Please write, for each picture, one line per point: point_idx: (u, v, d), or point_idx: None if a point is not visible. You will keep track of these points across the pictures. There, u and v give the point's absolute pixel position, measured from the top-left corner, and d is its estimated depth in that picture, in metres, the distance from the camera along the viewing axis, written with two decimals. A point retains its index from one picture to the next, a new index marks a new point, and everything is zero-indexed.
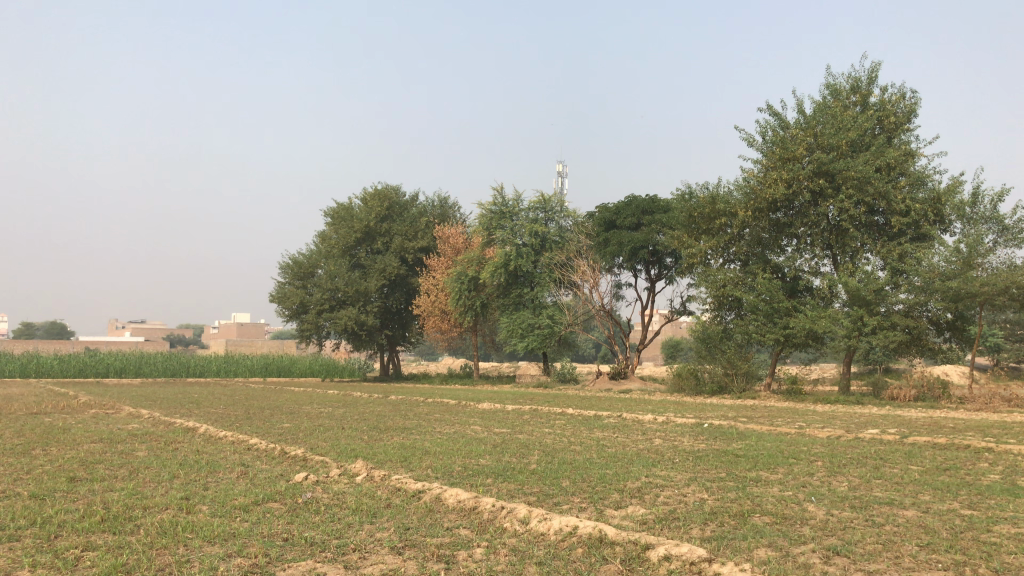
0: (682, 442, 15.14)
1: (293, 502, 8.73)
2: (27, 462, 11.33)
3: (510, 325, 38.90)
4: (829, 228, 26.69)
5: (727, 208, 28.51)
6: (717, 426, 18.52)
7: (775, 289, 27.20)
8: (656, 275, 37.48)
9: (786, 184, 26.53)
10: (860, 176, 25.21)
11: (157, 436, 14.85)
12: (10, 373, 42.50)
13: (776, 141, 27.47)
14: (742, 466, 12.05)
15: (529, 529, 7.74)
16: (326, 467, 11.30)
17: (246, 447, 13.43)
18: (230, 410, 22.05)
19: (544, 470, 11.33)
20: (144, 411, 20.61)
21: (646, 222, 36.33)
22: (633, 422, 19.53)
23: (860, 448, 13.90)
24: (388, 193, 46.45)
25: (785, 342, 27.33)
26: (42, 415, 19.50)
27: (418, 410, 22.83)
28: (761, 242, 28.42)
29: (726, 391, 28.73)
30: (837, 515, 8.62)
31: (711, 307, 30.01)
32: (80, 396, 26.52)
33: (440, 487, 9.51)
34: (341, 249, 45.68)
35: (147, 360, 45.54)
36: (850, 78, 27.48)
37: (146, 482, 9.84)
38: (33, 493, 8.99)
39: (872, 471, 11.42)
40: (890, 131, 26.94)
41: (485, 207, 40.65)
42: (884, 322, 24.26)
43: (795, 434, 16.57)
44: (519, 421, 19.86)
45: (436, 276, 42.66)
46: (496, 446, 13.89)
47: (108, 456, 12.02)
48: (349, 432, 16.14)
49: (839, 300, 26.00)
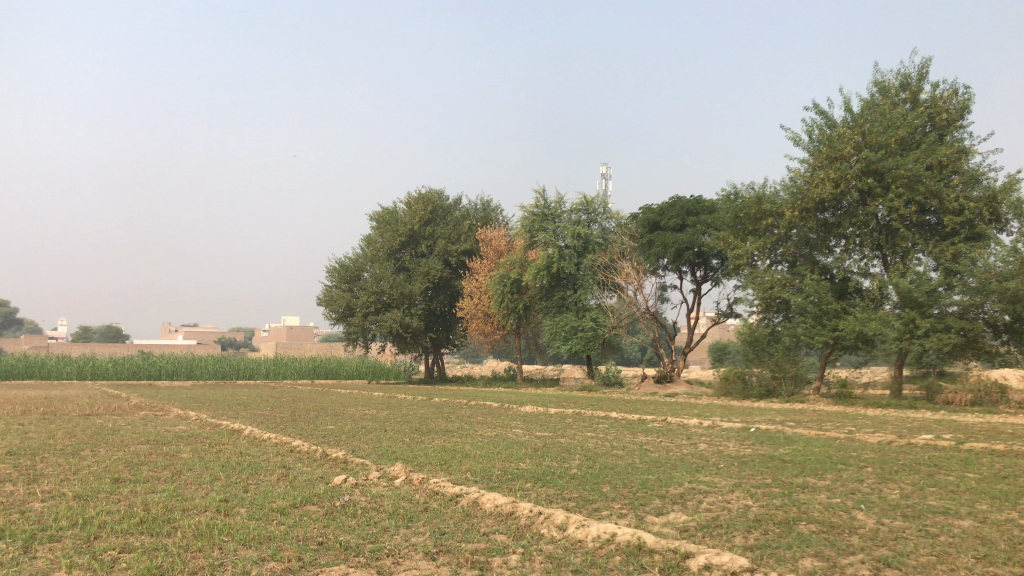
0: (728, 447, 14.84)
1: (330, 505, 8.71)
2: (75, 463, 11.51)
3: (554, 327, 38.72)
4: (878, 228, 26.09)
5: (773, 208, 28.08)
6: (765, 430, 18.16)
7: (824, 290, 26.62)
8: (702, 277, 36.98)
9: (834, 183, 26.02)
10: (910, 174, 24.51)
11: (202, 437, 15.01)
12: (67, 375, 43.54)
13: (823, 140, 26.93)
14: (789, 472, 11.76)
15: (566, 535, 7.60)
16: (366, 470, 11.30)
17: (288, 449, 13.49)
18: (276, 412, 22.22)
19: (584, 474, 11.17)
20: (192, 413, 20.90)
21: (691, 223, 35.85)
22: (678, 426, 19.25)
23: (913, 454, 13.47)
24: (432, 197, 46.68)
25: (835, 344, 26.73)
26: (93, 416, 19.91)
27: (461, 412, 22.78)
28: (809, 243, 27.93)
29: (774, 395, 28.39)
30: (888, 524, 8.33)
31: (758, 309, 29.43)
32: (132, 398, 27.04)
33: (478, 491, 9.41)
34: (385, 253, 45.99)
35: (197, 363, 46.33)
36: (900, 74, 26.81)
37: (187, 484, 9.90)
38: (77, 494, 9.11)
39: (926, 479, 11.04)
40: (942, 128, 26.20)
41: (527, 210, 40.50)
42: (937, 324, 23.61)
43: (845, 439, 16.17)
44: (562, 424, 19.70)
45: (480, 279, 42.64)
46: (537, 450, 13.77)
47: (153, 457, 12.17)
48: (391, 434, 16.16)
49: (890, 302, 25.35)
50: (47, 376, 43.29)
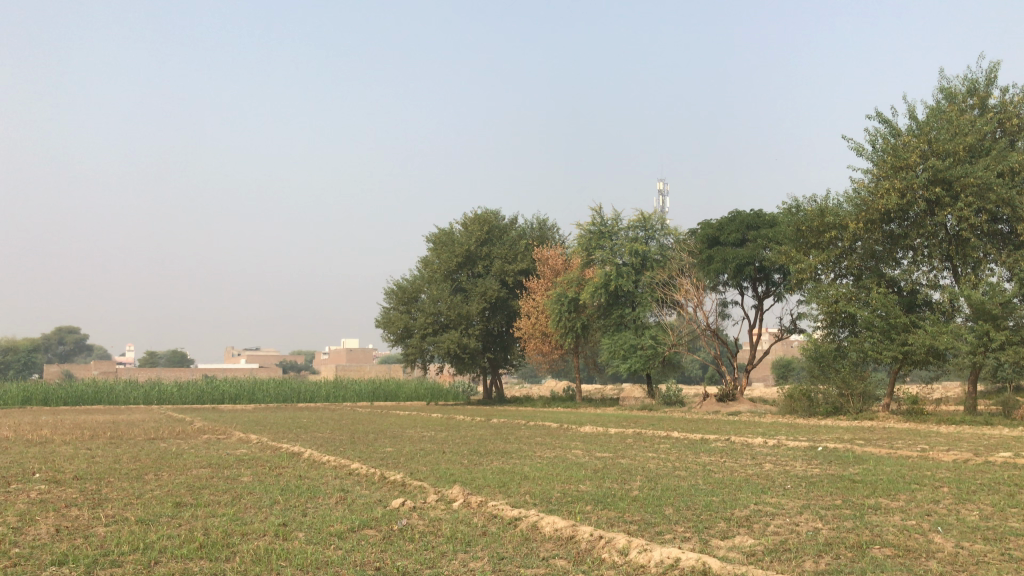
0: (794, 466, 14.41)
1: (388, 529, 8.63)
2: (139, 487, 11.68)
3: (613, 346, 38.30)
4: (948, 238, 25.24)
5: (837, 220, 27.41)
6: (832, 448, 17.60)
7: (891, 303, 25.85)
8: (764, 292, 36.24)
9: (900, 194, 25.30)
10: (980, 182, 23.70)
11: (262, 460, 15.16)
12: (134, 400, 44.48)
13: (887, 149, 26.23)
14: (859, 492, 11.32)
15: (628, 560, 7.38)
16: (424, 493, 11.22)
17: (347, 472, 13.50)
18: (335, 435, 22.33)
19: (646, 497, 10.89)
20: (253, 436, 21.13)
21: (751, 238, 35.20)
22: (742, 446, 18.77)
23: (991, 474, 12.87)
24: (488, 217, 46.82)
25: (904, 359, 25.87)
26: (158, 440, 20.26)
27: (519, 433, 22.60)
28: (874, 255, 27.16)
29: (841, 412, 27.66)
30: (967, 547, 7.91)
31: (822, 324, 28.65)
32: (197, 422, 27.49)
33: (537, 514, 9.25)
34: (442, 274, 46.26)
35: (260, 387, 47.08)
36: (966, 80, 26.02)
37: (247, 508, 9.94)
38: (140, 518, 9.21)
39: (1006, 499, 10.50)
40: (1013, 134, 25.35)
41: (584, 228, 40.34)
42: (1013, 337, 22.74)
43: (918, 457, 15.59)
44: (621, 444, 19.41)
45: (536, 298, 42.52)
46: (597, 471, 13.52)
47: (214, 481, 12.29)
48: (449, 456, 16.11)
49: (961, 314, 24.48)
50: (116, 401, 44.31)
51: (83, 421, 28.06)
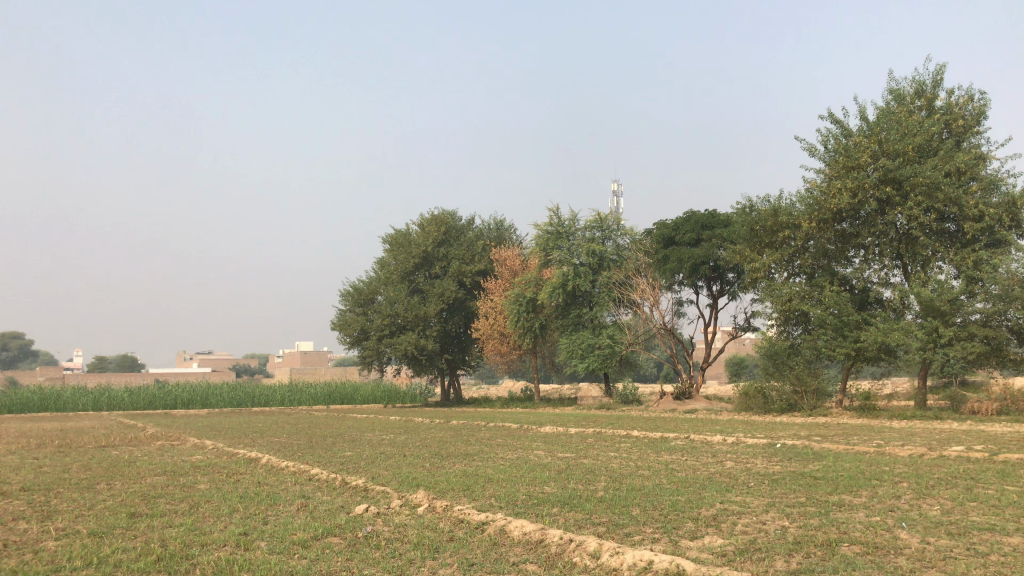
0: (755, 464, 14.47)
1: (353, 537, 8.41)
2: (91, 498, 11.27)
3: (570, 345, 38.35)
4: (898, 237, 25.73)
5: (790, 220, 27.78)
6: (790, 445, 17.74)
7: (844, 301, 26.22)
8: (718, 291, 36.57)
9: (852, 193, 25.68)
10: (928, 181, 24.13)
11: (219, 467, 14.79)
12: (82, 406, 43.24)
13: (839, 149, 26.62)
14: (822, 489, 11.36)
15: (600, 564, 7.27)
16: (387, 498, 11.01)
17: (306, 478, 13.19)
18: (292, 439, 21.91)
19: (612, 498, 10.80)
20: (208, 443, 20.63)
21: (706, 237, 35.43)
22: (702, 444, 18.84)
23: (946, 467, 13.09)
24: (445, 218, 46.65)
25: (857, 356, 26.28)
26: (108, 448, 19.66)
27: (479, 435, 22.39)
28: (826, 254, 27.51)
29: (796, 408, 28.04)
30: (933, 543, 7.95)
31: (777, 322, 28.99)
32: (148, 428, 26.73)
33: (504, 518, 9.10)
34: (399, 275, 45.84)
35: (213, 391, 46.15)
36: (915, 82, 26.53)
37: (205, 517, 9.66)
38: (92, 530, 8.87)
39: (965, 493, 10.65)
40: (959, 135, 25.94)
41: (541, 228, 40.39)
42: (961, 333, 23.23)
43: (874, 452, 15.85)
44: (583, 444, 19.36)
45: (494, 299, 42.35)
46: (560, 472, 13.43)
47: (169, 489, 11.94)
48: (410, 459, 15.91)
49: (911, 311, 24.93)
50: (62, 407, 43.04)
51: (28, 429, 27.15)
